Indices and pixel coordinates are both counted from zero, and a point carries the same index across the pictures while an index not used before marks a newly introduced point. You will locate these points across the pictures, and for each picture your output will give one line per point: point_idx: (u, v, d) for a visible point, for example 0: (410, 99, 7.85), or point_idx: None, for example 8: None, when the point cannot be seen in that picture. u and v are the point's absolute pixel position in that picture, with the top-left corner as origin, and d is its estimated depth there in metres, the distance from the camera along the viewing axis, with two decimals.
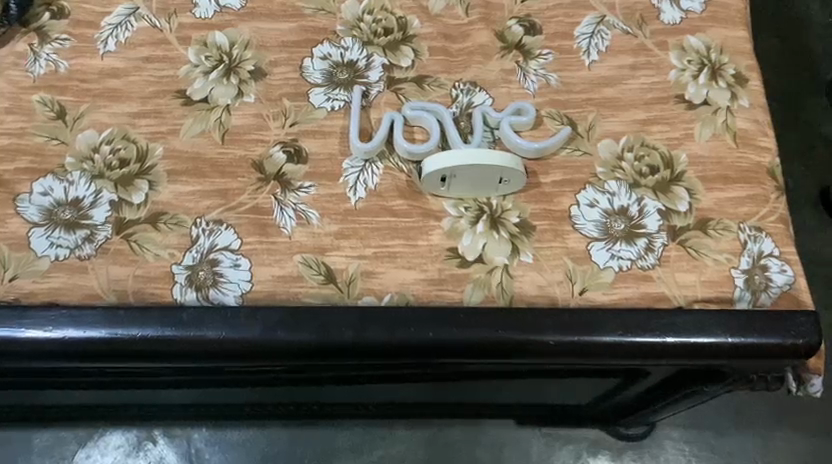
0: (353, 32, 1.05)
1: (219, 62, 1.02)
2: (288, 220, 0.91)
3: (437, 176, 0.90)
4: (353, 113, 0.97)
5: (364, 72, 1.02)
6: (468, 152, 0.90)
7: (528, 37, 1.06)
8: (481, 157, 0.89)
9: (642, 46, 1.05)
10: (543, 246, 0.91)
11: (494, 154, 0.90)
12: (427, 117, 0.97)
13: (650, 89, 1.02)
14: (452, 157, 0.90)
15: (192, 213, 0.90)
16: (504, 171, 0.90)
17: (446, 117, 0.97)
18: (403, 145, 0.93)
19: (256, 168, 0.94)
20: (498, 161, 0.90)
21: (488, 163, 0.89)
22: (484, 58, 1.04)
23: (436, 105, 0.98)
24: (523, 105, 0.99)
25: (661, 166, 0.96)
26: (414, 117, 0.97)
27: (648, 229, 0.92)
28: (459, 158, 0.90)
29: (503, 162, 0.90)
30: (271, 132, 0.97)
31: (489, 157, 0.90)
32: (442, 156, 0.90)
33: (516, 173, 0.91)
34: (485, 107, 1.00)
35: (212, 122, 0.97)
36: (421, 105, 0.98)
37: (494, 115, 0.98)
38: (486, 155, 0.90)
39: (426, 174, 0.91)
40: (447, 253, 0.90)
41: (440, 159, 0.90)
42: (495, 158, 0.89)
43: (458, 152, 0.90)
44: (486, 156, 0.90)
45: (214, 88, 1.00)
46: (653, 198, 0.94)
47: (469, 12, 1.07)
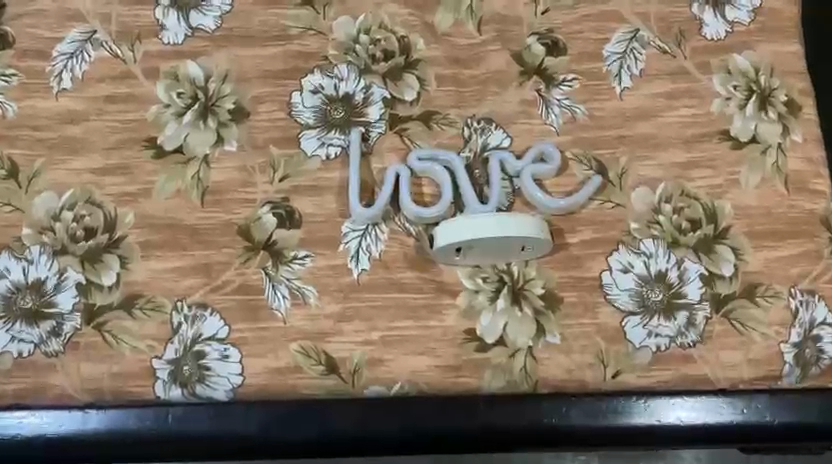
0: (347, 56, 0.90)
1: (194, 100, 0.88)
2: (281, 301, 0.79)
3: (452, 248, 0.78)
4: (352, 167, 0.83)
5: (362, 109, 0.88)
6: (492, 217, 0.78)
7: (549, 59, 0.92)
8: (507, 225, 0.77)
9: (681, 69, 0.91)
10: (571, 324, 0.81)
11: (521, 220, 0.78)
12: (436, 169, 0.84)
13: (691, 123, 0.89)
14: (473, 224, 0.78)
15: (171, 296, 0.79)
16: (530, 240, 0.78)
17: (458, 169, 0.84)
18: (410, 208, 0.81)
19: (242, 235, 0.82)
20: (525, 229, 0.78)
21: (515, 232, 0.77)
22: (500, 87, 0.90)
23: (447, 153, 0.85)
24: (548, 150, 0.86)
25: (703, 221, 0.85)
26: (422, 169, 0.85)
27: (689, 299, 0.82)
28: (480, 226, 0.77)
29: (530, 230, 0.78)
30: (257, 188, 0.84)
31: (515, 224, 0.78)
32: (460, 221, 0.78)
33: (543, 243, 0.79)
34: (502, 151, 0.86)
35: (188, 179, 0.84)
36: (429, 153, 0.85)
37: (514, 165, 0.85)
38: (512, 221, 0.78)
39: (440, 244, 0.79)
40: (463, 336, 0.79)
41: (457, 226, 0.78)
42: (522, 225, 0.78)
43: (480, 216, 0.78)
44: (512, 221, 0.78)
45: (189, 135, 0.86)
46: (694, 261, 0.83)
47: (482, 29, 0.92)
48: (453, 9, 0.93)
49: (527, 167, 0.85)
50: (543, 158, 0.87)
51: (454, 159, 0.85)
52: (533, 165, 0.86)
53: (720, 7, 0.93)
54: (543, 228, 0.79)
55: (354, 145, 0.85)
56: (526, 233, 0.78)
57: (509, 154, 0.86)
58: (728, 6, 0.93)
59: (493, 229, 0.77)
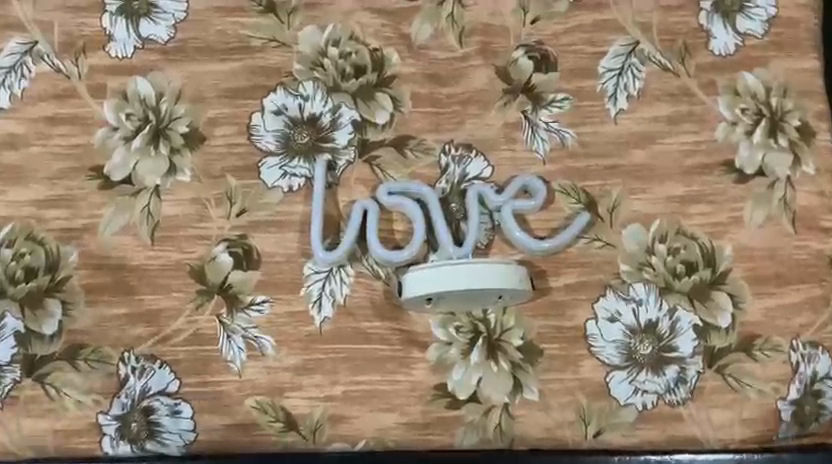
0: (313, 72, 0.82)
1: (144, 123, 0.80)
2: (236, 352, 0.74)
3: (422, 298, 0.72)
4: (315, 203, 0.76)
5: (329, 133, 0.80)
6: (465, 265, 0.71)
7: (537, 75, 0.82)
8: (481, 274, 0.71)
9: (683, 89, 0.82)
10: (550, 379, 0.74)
11: (497, 269, 0.71)
12: (407, 205, 0.77)
13: (691, 152, 0.80)
14: (443, 274, 0.71)
15: (118, 346, 0.73)
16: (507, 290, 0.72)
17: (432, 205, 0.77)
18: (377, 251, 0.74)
19: (196, 277, 0.75)
20: (501, 279, 0.71)
21: (490, 282, 0.71)
22: (481, 108, 0.82)
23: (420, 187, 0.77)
24: (531, 182, 0.78)
25: (699, 263, 0.77)
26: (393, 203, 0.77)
27: (680, 352, 0.75)
28: (452, 276, 0.71)
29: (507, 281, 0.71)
30: (212, 223, 0.77)
31: (490, 273, 0.71)
32: (430, 269, 0.71)
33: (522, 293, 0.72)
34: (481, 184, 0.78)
35: (137, 213, 0.77)
36: (401, 186, 0.78)
37: (494, 200, 0.77)
38: (487, 269, 0.71)
39: (408, 294, 0.72)
40: (433, 392, 0.73)
41: (427, 274, 0.71)
42: (498, 275, 0.71)
43: (452, 265, 0.71)
44: (487, 271, 0.71)
45: (138, 162, 0.78)
46: (688, 309, 0.76)
47: (464, 41, 0.83)
48: (432, 18, 0.83)
49: (508, 202, 0.77)
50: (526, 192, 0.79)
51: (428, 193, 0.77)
52: (515, 200, 0.78)
53: (730, 18, 0.84)
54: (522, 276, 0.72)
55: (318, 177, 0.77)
56: (501, 284, 0.71)
57: (489, 187, 0.78)
58: (740, 16, 0.83)
59: (465, 279, 0.70)
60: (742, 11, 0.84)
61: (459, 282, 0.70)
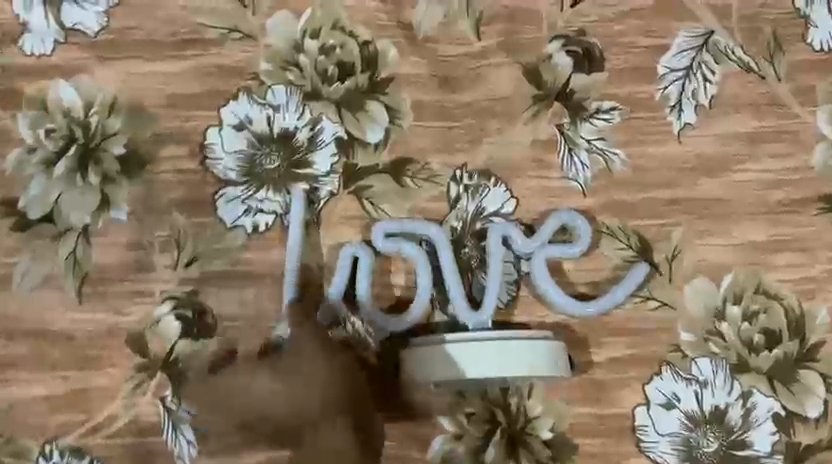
0: (286, 74, 0.63)
1: (69, 143, 0.62)
2: (186, 448, 0.59)
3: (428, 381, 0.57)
4: (291, 250, 0.60)
5: (307, 155, 0.62)
6: (495, 344, 0.55)
7: (578, 77, 0.63)
8: (515, 356, 0.55)
9: (770, 97, 0.63)
10: None
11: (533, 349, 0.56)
12: (409, 252, 0.60)
13: (778, 183, 0.62)
14: (465, 354, 0.55)
15: (38, 435, 0.58)
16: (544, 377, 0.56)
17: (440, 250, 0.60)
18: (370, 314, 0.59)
19: (134, 347, 0.59)
20: (538, 364, 0.55)
21: (524, 368, 0.55)
22: (504, 121, 0.63)
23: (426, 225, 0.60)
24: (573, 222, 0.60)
25: (784, 333, 0.60)
26: (390, 248, 0.60)
27: (755, 450, 0.58)
28: (476, 358, 0.55)
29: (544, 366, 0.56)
30: (157, 276, 0.60)
31: (526, 356, 0.55)
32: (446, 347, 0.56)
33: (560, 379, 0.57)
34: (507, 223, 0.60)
35: (62, 261, 0.60)
36: (399, 224, 0.60)
37: (522, 246, 0.60)
38: (522, 350, 0.55)
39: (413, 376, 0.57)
40: None
41: (443, 354, 0.56)
42: (522, 351, 0.55)
43: (476, 343, 0.55)
44: (521, 352, 0.55)
45: (62, 195, 0.61)
46: (768, 393, 0.59)
47: (482, 31, 0.63)
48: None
49: (541, 249, 0.60)
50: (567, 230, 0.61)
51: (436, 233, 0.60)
52: (550, 245, 0.60)
53: None
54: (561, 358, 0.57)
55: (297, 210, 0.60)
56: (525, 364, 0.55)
57: (517, 228, 0.60)
58: None
59: (493, 363, 0.55)
60: None
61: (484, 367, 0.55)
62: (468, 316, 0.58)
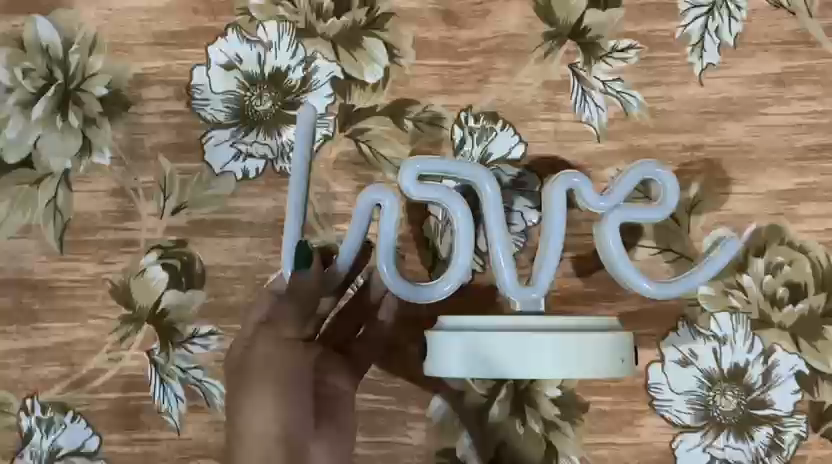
0: (277, 8, 0.58)
1: (48, 82, 0.58)
2: (172, 403, 0.55)
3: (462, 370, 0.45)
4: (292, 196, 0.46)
5: (300, 95, 0.58)
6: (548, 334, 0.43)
7: (592, 13, 0.58)
8: (568, 353, 0.43)
9: (801, 34, 0.58)
10: (598, 443, 0.55)
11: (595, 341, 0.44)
12: (446, 200, 0.45)
13: (808, 127, 0.57)
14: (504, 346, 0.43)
15: (18, 390, 0.55)
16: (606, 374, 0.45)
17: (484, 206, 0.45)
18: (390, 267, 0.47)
19: (119, 298, 0.56)
20: (600, 362, 0.44)
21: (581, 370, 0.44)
22: (512, 61, 0.59)
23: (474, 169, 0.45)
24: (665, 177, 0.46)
25: (810, 286, 0.56)
26: (422, 196, 0.44)
27: (777, 411, 0.55)
28: (520, 353, 0.43)
29: (609, 361, 0.44)
30: (142, 224, 0.57)
31: (585, 351, 0.44)
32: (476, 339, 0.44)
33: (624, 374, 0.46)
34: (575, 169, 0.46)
35: (41, 209, 0.57)
36: (438, 166, 0.44)
37: (593, 203, 0.45)
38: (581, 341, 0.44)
39: (436, 367, 0.46)
40: (437, 460, 0.55)
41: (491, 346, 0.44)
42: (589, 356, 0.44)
43: (522, 333, 0.43)
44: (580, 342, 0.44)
45: (40, 138, 0.58)
46: (791, 350, 0.55)
47: None
48: None
49: (616, 209, 0.46)
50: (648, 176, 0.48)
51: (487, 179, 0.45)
52: (628, 206, 0.46)
53: None
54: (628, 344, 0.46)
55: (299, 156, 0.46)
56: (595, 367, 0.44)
57: (589, 181, 0.45)
58: None
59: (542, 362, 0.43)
60: None
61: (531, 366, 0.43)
62: (514, 287, 0.46)
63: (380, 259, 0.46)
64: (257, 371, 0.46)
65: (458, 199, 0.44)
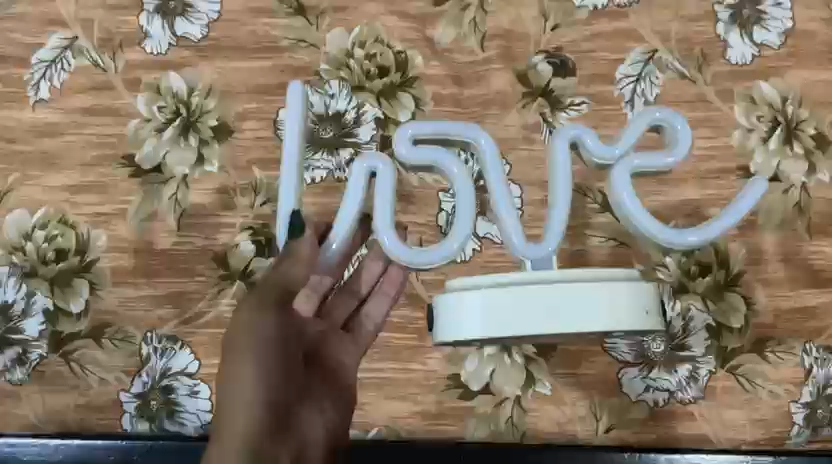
0: (339, 72, 0.84)
1: (176, 115, 0.83)
2: None
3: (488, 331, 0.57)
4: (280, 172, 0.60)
5: (353, 129, 0.83)
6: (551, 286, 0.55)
7: (556, 80, 0.84)
8: (577, 308, 0.55)
9: (700, 96, 0.84)
10: (563, 373, 0.75)
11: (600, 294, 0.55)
12: (435, 161, 0.58)
13: (707, 157, 0.82)
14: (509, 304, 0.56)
15: (141, 326, 0.76)
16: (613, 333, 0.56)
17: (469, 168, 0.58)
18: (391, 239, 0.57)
19: (219, 262, 0.78)
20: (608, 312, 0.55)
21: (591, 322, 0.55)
22: (501, 109, 0.84)
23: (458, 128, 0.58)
24: (675, 125, 0.58)
25: (714, 264, 0.78)
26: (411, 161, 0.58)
27: (694, 353, 0.76)
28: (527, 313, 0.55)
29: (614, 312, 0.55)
30: (237, 212, 0.80)
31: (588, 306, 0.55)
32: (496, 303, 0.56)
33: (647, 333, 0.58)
34: (582, 128, 0.59)
35: (165, 201, 0.80)
36: (432, 129, 0.58)
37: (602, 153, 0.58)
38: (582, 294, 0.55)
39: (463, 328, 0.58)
40: (445, 382, 0.75)
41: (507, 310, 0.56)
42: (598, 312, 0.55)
43: (528, 296, 0.55)
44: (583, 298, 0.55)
45: (168, 152, 0.81)
46: (702, 309, 0.77)
47: (485, 45, 0.85)
48: (455, 22, 0.86)
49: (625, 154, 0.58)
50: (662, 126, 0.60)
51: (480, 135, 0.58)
52: (637, 155, 0.58)
53: (748, 28, 0.85)
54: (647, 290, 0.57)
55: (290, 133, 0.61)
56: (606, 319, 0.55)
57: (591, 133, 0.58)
58: (757, 27, 0.84)
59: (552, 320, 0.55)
60: (760, 22, 0.85)
61: (543, 323, 0.55)
62: (526, 246, 0.57)
63: (378, 231, 0.57)
64: (247, 349, 0.59)
65: (443, 158, 0.58)
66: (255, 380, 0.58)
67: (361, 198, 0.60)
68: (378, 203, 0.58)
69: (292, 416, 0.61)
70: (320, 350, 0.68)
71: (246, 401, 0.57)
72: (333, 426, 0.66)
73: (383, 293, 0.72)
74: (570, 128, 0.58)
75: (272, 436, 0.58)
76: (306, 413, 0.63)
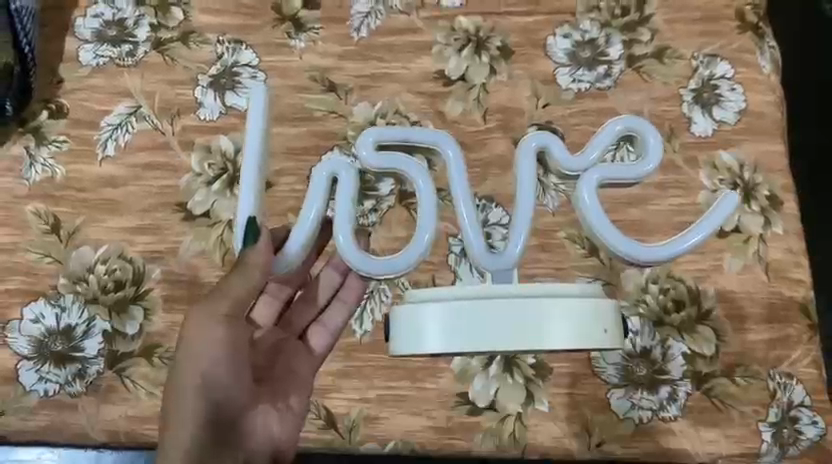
0: None
1: (223, 171, 0.96)
2: None
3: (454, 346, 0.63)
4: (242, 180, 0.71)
5: (374, 184, 0.95)
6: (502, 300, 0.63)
7: None
8: (535, 324, 0.62)
9: (671, 162, 0.98)
10: (560, 393, 0.86)
11: (558, 314, 0.63)
12: (397, 165, 0.69)
13: (678, 211, 0.96)
14: (452, 320, 0.63)
15: None
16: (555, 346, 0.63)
17: (429, 172, 0.69)
18: (347, 240, 0.67)
19: None
20: (564, 330, 0.63)
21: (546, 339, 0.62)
22: (501, 170, 0.98)
23: (418, 134, 0.69)
24: (647, 137, 0.70)
25: (687, 301, 0.90)
26: (372, 164, 0.68)
27: (672, 376, 0.87)
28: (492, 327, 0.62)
29: (570, 333, 0.63)
30: None
31: (545, 323, 0.62)
32: (464, 317, 0.63)
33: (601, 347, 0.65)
34: (551, 139, 0.70)
35: (212, 241, 0.92)
36: (392, 134, 0.69)
37: (567, 163, 0.69)
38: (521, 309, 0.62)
39: (431, 343, 0.64)
40: (455, 399, 0.85)
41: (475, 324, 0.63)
42: (554, 331, 0.62)
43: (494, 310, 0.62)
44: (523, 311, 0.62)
45: (217, 201, 0.94)
46: (679, 339, 0.89)
47: (487, 118, 1.01)
48: (462, 99, 1.01)
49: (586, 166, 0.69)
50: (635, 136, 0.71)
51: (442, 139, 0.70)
52: (601, 165, 0.69)
53: (709, 107, 1.01)
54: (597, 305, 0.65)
55: (253, 138, 0.70)
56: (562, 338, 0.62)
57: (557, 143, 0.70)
58: (716, 107, 1.01)
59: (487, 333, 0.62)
60: (719, 102, 1.01)
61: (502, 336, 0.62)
62: (477, 244, 0.68)
63: (337, 230, 0.67)
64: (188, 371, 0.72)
65: (402, 161, 0.68)
66: (198, 395, 0.72)
67: (324, 199, 0.70)
68: (339, 204, 0.68)
69: (234, 428, 0.74)
70: (277, 360, 0.80)
71: (187, 413, 0.72)
72: (276, 437, 0.78)
73: (339, 301, 0.83)
74: (544, 133, 0.70)
75: (209, 445, 0.72)
76: (251, 424, 0.76)
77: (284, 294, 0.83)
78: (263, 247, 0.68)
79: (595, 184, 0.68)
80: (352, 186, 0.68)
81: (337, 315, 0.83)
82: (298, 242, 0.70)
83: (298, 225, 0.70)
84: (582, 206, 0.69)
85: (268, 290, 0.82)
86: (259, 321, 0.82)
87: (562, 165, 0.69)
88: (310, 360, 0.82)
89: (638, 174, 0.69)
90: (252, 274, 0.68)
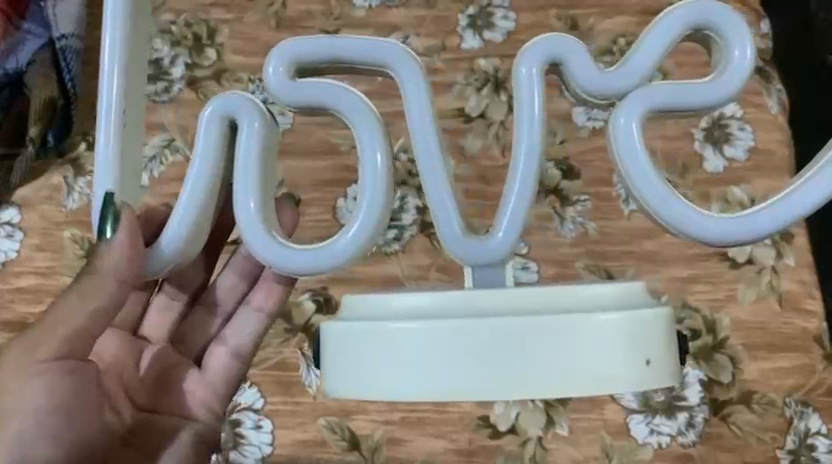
0: None
1: None
2: (313, 378, 0.90)
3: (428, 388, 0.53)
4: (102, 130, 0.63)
5: None
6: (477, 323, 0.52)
7: (565, 182, 0.97)
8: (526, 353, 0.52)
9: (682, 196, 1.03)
10: (580, 418, 0.89)
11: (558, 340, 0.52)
12: (335, 96, 0.60)
13: None
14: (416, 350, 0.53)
15: None
16: (572, 389, 0.52)
17: (368, 106, 0.60)
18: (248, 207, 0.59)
19: (284, 317, 0.92)
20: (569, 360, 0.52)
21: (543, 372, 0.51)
22: None
23: (352, 52, 0.59)
24: (732, 49, 0.59)
25: (702, 330, 0.92)
26: (299, 99, 0.60)
27: (689, 402, 0.89)
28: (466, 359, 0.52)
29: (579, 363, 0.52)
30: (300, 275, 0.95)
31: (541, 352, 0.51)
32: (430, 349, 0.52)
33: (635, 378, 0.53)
34: (576, 49, 0.59)
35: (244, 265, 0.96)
36: (325, 48, 0.60)
37: (599, 83, 0.59)
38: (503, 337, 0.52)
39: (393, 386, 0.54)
40: (477, 422, 0.88)
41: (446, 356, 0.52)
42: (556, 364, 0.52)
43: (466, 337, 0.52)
44: (529, 343, 0.51)
45: None
46: (695, 367, 0.91)
47: (506, 153, 1.05)
48: (482, 135, 1.05)
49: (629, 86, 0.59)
50: (713, 38, 0.60)
51: (389, 55, 0.59)
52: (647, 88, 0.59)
53: (720, 145, 1.05)
54: (621, 327, 0.53)
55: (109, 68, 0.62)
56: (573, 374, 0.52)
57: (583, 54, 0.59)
58: (726, 145, 1.05)
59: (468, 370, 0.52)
60: (729, 141, 1.05)
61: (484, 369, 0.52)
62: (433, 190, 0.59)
63: (239, 189, 0.59)
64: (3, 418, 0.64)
65: (331, 92, 0.59)
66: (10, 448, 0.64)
67: (220, 147, 0.61)
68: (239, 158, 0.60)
69: None
70: (163, 388, 0.76)
71: None
72: None
73: (247, 311, 0.77)
74: (561, 39, 0.59)
75: None
76: None
77: (183, 297, 0.78)
78: (118, 248, 0.60)
79: (641, 112, 0.58)
80: (258, 135, 0.60)
81: (243, 331, 0.77)
82: (179, 221, 0.61)
83: (185, 188, 0.61)
84: (614, 136, 0.59)
85: (165, 294, 0.78)
86: (149, 334, 0.77)
87: (583, 82, 0.59)
88: (202, 390, 0.77)
89: (715, 95, 0.59)
90: (105, 281, 0.61)
